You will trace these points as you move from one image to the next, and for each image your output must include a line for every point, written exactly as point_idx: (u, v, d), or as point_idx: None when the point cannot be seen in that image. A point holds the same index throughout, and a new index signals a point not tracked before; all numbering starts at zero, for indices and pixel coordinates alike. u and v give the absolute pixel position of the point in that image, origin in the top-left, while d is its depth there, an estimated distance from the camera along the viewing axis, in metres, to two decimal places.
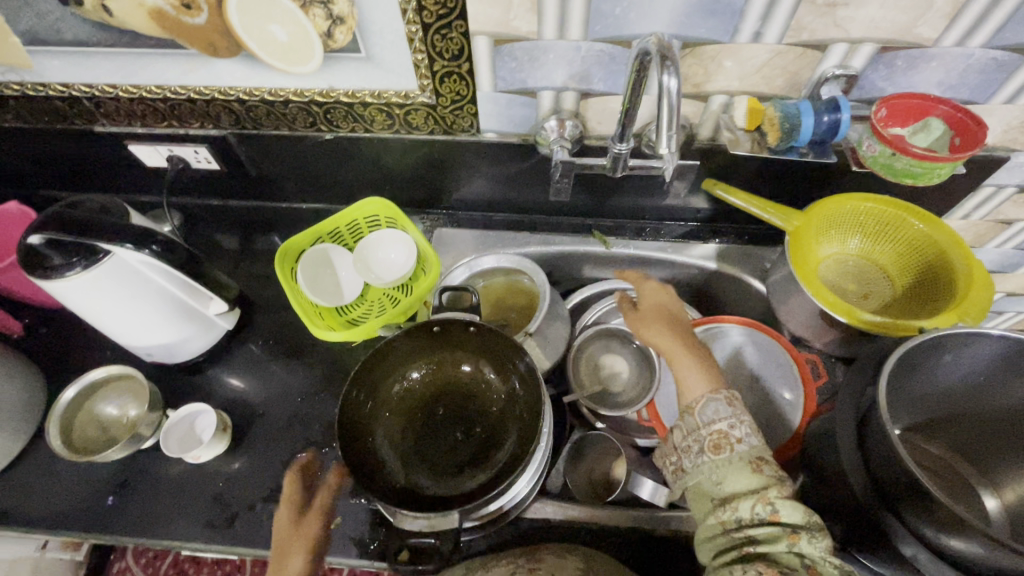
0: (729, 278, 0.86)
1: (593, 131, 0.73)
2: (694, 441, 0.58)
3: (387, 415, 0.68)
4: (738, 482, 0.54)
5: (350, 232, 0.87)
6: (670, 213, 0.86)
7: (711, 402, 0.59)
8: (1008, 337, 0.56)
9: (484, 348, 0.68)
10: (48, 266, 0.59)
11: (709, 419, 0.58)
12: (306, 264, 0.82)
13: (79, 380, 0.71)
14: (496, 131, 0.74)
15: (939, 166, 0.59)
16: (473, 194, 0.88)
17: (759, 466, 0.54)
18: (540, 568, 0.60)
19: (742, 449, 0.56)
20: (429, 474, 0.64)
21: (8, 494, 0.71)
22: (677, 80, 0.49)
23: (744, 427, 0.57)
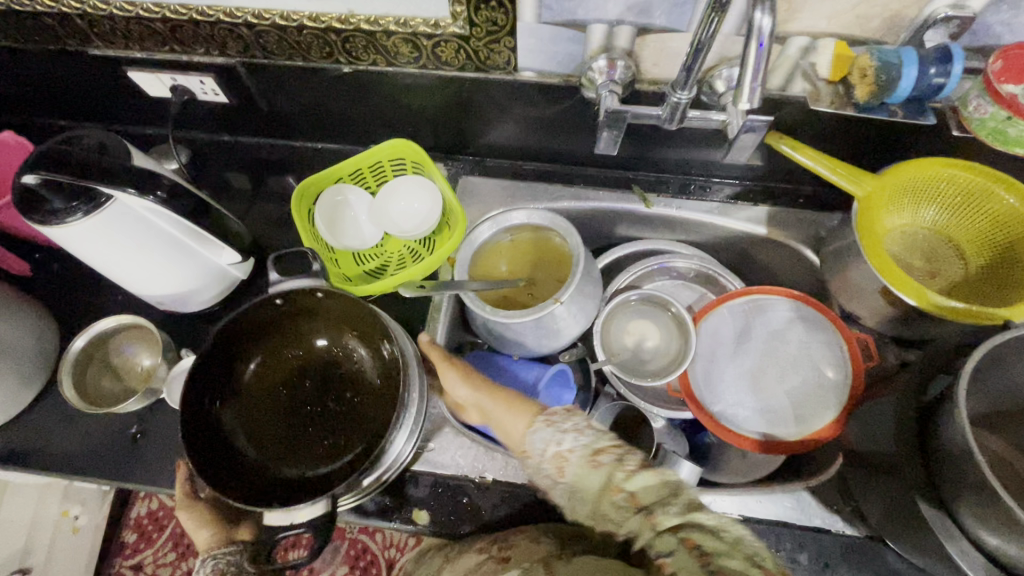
0: (779, 245, 0.79)
1: (645, 75, 0.64)
2: (546, 474, 0.56)
3: (240, 410, 0.61)
4: (588, 486, 0.52)
5: (371, 175, 0.80)
6: (720, 169, 0.78)
7: (536, 434, 0.56)
8: None
9: (337, 310, 0.64)
10: (47, 209, 0.54)
11: (541, 449, 0.56)
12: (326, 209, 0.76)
13: (87, 329, 0.68)
14: (535, 70, 0.66)
15: None
16: (503, 139, 0.80)
17: (596, 459, 0.53)
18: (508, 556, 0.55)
19: (576, 456, 0.54)
20: (312, 460, 0.59)
21: (29, 438, 0.70)
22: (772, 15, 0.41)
23: (568, 434, 0.55)
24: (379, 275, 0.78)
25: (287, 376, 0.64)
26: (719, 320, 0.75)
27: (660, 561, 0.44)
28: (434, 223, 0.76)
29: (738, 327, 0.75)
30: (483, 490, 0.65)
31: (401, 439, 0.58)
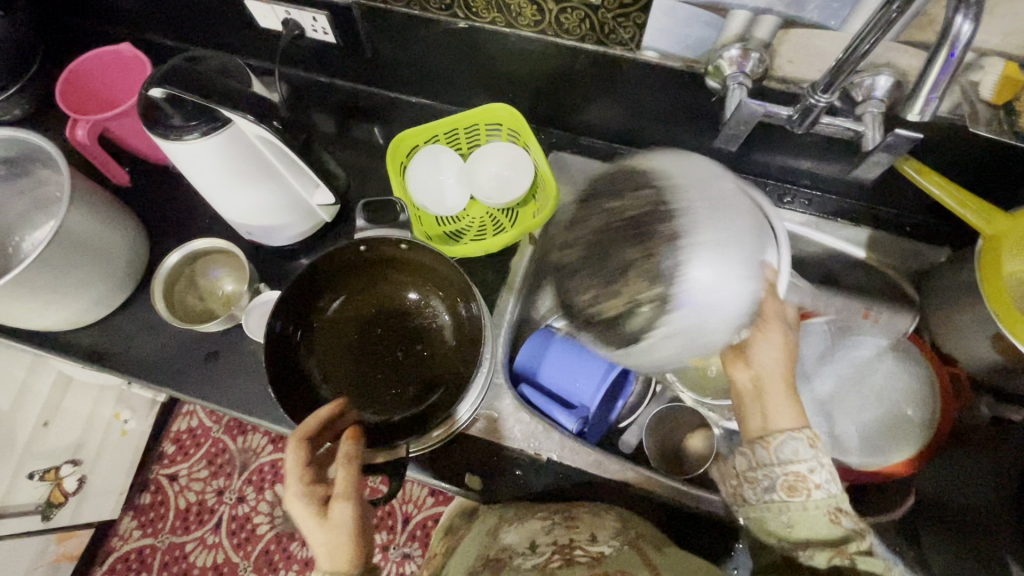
0: (874, 270, 0.75)
1: (777, 71, 0.61)
2: (768, 478, 0.55)
3: (316, 350, 0.62)
4: (813, 529, 0.52)
5: (466, 137, 0.80)
6: (827, 182, 0.74)
7: (790, 440, 0.54)
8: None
9: (417, 264, 0.63)
10: (169, 125, 0.55)
11: (785, 458, 0.54)
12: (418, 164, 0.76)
13: (182, 246, 0.71)
14: (659, 49, 0.63)
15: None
16: (601, 119, 0.77)
17: (835, 516, 0.52)
18: (578, 525, 0.57)
19: (822, 495, 0.52)
20: (382, 407, 0.61)
21: (113, 339, 0.73)
22: (975, 23, 0.40)
23: (819, 471, 0.53)
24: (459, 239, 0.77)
25: (363, 322, 0.64)
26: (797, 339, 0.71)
27: None
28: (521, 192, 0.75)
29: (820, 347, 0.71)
30: (538, 469, 0.66)
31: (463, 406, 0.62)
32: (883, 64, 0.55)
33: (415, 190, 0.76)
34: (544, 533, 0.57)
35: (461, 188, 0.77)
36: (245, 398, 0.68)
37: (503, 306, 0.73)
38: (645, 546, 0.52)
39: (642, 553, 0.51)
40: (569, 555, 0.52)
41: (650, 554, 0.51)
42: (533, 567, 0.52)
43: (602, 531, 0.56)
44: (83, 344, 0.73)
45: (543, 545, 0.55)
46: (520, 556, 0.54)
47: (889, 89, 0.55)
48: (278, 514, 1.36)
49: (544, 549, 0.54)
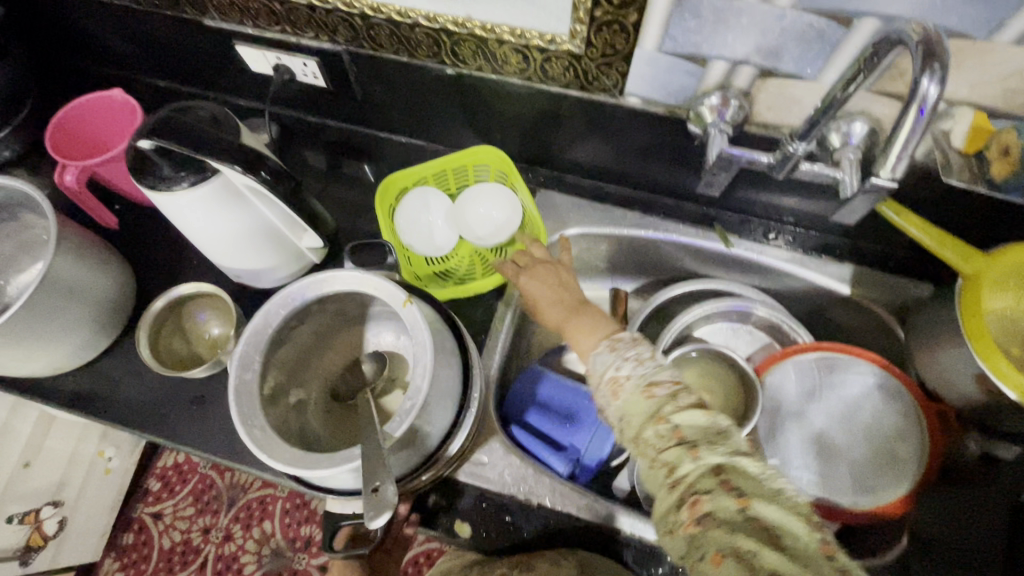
0: (859, 306, 0.76)
1: (757, 117, 0.62)
2: (601, 395, 0.56)
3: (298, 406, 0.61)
4: (637, 408, 0.52)
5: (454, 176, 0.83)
6: (810, 220, 0.75)
7: (600, 356, 0.59)
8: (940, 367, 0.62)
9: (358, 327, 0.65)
10: (157, 175, 0.56)
11: (601, 368, 0.57)
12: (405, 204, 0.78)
13: (168, 291, 0.69)
14: (641, 96, 0.64)
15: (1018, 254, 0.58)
16: (589, 159, 0.79)
17: (650, 391, 0.52)
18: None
19: (633, 379, 0.54)
20: None
21: (96, 384, 0.72)
22: (941, 86, 0.41)
23: (629, 364, 0.55)
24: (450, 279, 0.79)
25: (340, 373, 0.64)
26: (782, 376, 0.72)
27: (694, 500, 0.45)
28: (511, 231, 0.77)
29: (806, 385, 0.71)
30: (527, 515, 0.64)
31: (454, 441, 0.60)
32: (857, 112, 0.57)
33: (404, 231, 0.77)
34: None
35: (449, 228, 0.78)
36: (231, 443, 0.67)
37: (492, 346, 0.73)
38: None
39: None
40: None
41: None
42: None
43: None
44: (65, 391, 0.72)
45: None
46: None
47: (865, 134, 0.56)
48: (264, 553, 1.32)
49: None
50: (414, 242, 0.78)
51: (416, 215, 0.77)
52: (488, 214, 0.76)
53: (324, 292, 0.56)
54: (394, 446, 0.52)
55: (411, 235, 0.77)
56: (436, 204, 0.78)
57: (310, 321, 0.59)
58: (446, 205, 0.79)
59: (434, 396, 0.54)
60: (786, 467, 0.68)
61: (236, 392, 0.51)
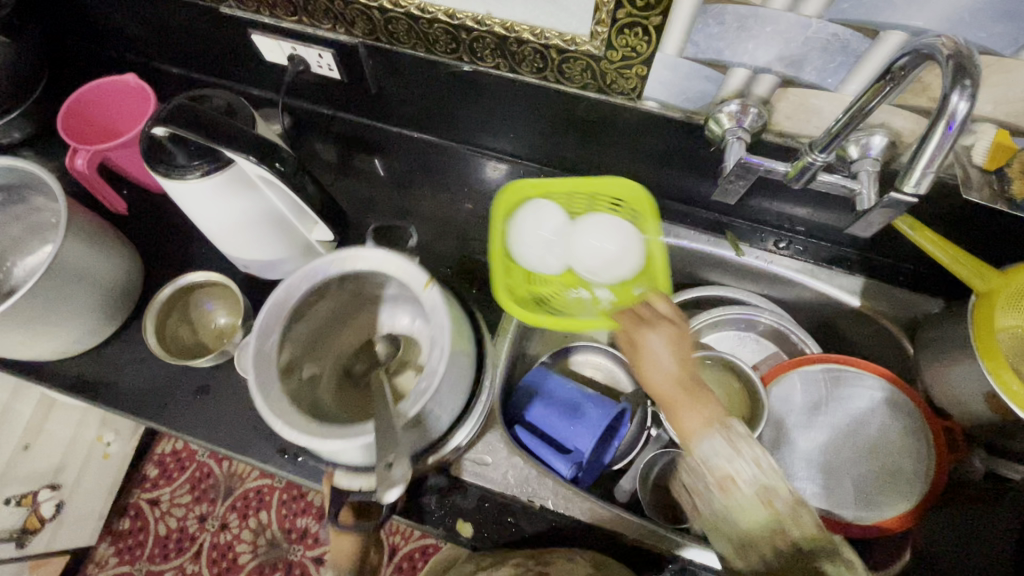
0: (868, 319, 0.75)
1: (776, 125, 0.62)
2: (698, 480, 0.46)
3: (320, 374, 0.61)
4: (750, 514, 0.43)
5: (601, 202, 0.79)
6: (823, 230, 0.75)
7: (711, 442, 0.46)
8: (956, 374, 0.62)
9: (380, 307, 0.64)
10: (171, 163, 0.56)
11: (710, 461, 0.45)
12: (524, 217, 0.77)
13: (175, 279, 0.69)
14: (659, 100, 0.64)
15: None
16: (603, 162, 0.78)
17: (769, 499, 0.43)
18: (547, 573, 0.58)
19: (749, 484, 0.43)
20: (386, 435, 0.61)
21: (100, 370, 0.72)
22: (971, 102, 0.41)
23: (745, 461, 0.44)
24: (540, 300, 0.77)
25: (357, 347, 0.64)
26: (789, 388, 0.71)
27: None
28: (617, 271, 0.74)
29: (812, 397, 0.71)
30: (529, 517, 0.64)
31: (460, 433, 0.61)
32: (877, 125, 0.56)
33: (512, 244, 0.77)
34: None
35: (556, 247, 0.76)
36: (236, 434, 0.67)
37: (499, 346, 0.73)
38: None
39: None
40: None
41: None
42: None
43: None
44: (70, 376, 0.72)
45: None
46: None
47: (883, 148, 0.57)
48: (260, 544, 1.32)
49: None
50: (519, 256, 0.77)
51: (528, 230, 0.76)
52: (601, 246, 0.73)
53: (346, 269, 0.55)
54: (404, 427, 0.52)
55: (521, 247, 0.76)
56: (546, 225, 0.76)
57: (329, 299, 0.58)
58: (562, 224, 0.76)
59: (451, 379, 0.53)
60: (792, 477, 0.68)
61: (253, 360, 0.51)
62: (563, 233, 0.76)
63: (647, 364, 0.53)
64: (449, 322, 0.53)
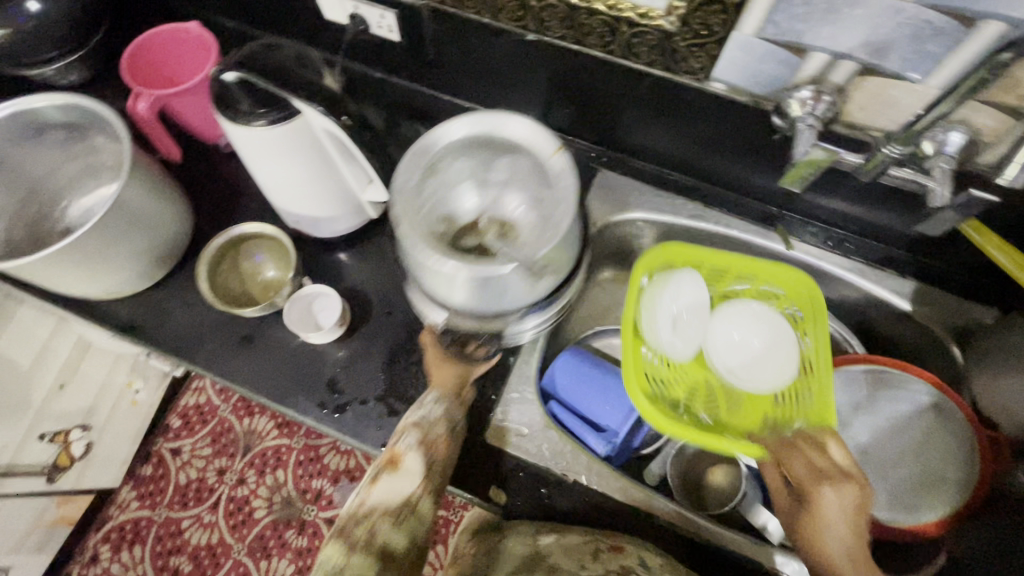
0: (915, 324, 0.74)
1: (847, 116, 0.60)
2: None
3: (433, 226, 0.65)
4: None
5: (735, 291, 0.76)
6: (879, 230, 0.73)
7: None
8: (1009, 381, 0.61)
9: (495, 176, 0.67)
10: (237, 110, 0.56)
11: None
12: (665, 287, 0.72)
13: (229, 229, 0.70)
14: (728, 82, 0.62)
15: None
16: (658, 145, 0.77)
17: None
18: (625, 547, 0.60)
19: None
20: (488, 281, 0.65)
21: (147, 313, 0.74)
22: None
23: None
24: (662, 385, 0.71)
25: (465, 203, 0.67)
26: (831, 387, 0.70)
27: None
28: (766, 373, 0.70)
29: (853, 398, 0.70)
30: (559, 489, 0.65)
31: (532, 321, 0.64)
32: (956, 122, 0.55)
33: (649, 313, 0.71)
34: (591, 555, 0.59)
35: (685, 331, 0.71)
36: (278, 385, 0.68)
37: None
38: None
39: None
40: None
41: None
42: None
43: (648, 555, 0.59)
44: (119, 317, 0.74)
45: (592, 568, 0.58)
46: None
47: (961, 146, 0.53)
48: (275, 501, 1.35)
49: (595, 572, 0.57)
50: (649, 333, 0.71)
51: (666, 304, 0.72)
52: (745, 341, 0.71)
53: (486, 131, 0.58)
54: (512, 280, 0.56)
55: (649, 322, 0.71)
56: (695, 308, 0.72)
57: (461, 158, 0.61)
58: (698, 302, 0.72)
59: (556, 256, 0.57)
60: None
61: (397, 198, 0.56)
62: (700, 323, 0.72)
63: (816, 516, 0.52)
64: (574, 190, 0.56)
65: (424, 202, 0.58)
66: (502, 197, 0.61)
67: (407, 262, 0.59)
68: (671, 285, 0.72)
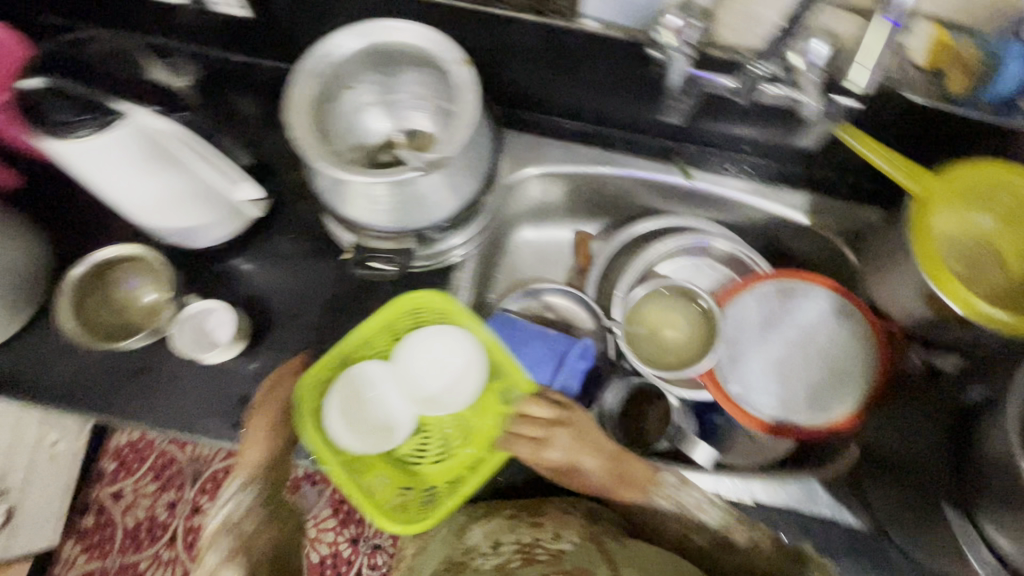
0: (815, 234, 0.77)
1: (719, 39, 0.59)
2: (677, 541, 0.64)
3: None
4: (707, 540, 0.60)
5: (375, 339, 0.66)
6: (770, 150, 0.75)
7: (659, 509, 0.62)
8: (897, 274, 0.65)
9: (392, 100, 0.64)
10: (49, 120, 0.49)
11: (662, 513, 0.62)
12: (337, 401, 0.62)
13: (86, 258, 0.63)
14: (600, 20, 0.61)
15: (984, 174, 0.61)
16: (548, 94, 0.74)
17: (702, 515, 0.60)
18: (543, 523, 0.64)
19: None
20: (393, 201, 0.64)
21: (21, 364, 0.66)
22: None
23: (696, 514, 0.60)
24: (411, 459, 0.65)
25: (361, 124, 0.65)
26: (745, 307, 0.73)
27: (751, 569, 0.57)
28: (469, 385, 0.65)
29: (766, 313, 0.73)
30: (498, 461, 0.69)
31: (457, 235, 0.67)
32: (820, 30, 0.55)
33: (339, 427, 0.62)
34: (508, 531, 0.63)
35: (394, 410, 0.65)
36: (186, 414, 0.63)
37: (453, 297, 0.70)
38: (605, 540, 0.61)
39: (600, 549, 0.60)
40: (530, 553, 0.60)
41: (611, 549, 0.60)
42: (492, 568, 0.60)
43: (565, 528, 0.63)
44: None
45: (507, 542, 0.62)
46: (485, 556, 0.61)
47: (824, 55, 0.52)
48: None
49: (508, 549, 0.61)
50: (369, 448, 0.63)
51: (348, 399, 0.63)
52: (443, 359, 0.65)
53: (387, 41, 0.56)
54: (426, 182, 0.55)
55: (363, 441, 0.62)
56: (374, 377, 0.65)
57: (359, 74, 0.60)
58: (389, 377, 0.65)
59: (464, 164, 0.57)
60: (746, 390, 0.70)
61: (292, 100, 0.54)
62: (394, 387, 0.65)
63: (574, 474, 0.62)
64: (478, 109, 0.54)
65: (326, 120, 0.58)
66: (409, 111, 0.65)
67: (319, 185, 0.58)
68: (345, 383, 0.63)
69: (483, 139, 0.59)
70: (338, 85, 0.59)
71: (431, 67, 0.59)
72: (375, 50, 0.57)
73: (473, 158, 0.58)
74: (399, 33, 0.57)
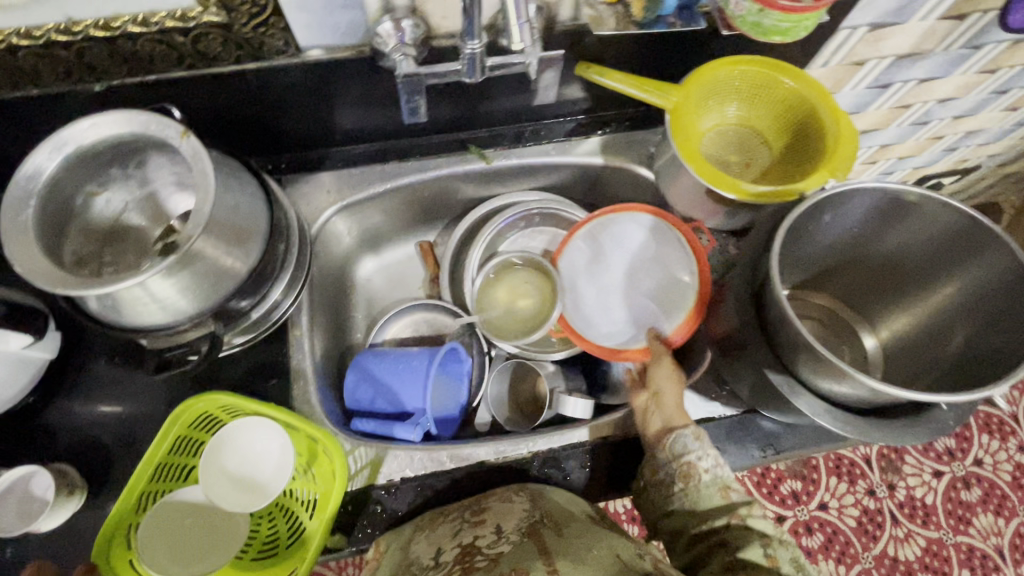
0: (617, 170, 0.82)
1: (438, 29, 0.61)
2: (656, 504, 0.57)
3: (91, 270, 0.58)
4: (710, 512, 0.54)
5: (184, 452, 0.61)
6: (548, 110, 0.78)
7: (680, 436, 0.57)
8: (683, 182, 0.70)
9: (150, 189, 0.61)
10: None
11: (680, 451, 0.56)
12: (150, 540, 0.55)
13: None
14: (321, 45, 0.60)
15: (716, 71, 0.67)
16: (320, 129, 0.73)
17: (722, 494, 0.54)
18: (485, 519, 0.58)
19: (710, 478, 0.55)
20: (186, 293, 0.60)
21: None
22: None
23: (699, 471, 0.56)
24: (265, 558, 0.59)
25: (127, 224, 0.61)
26: (574, 254, 0.77)
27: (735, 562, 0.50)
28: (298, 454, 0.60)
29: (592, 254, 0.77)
30: (394, 493, 0.64)
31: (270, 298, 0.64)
32: None
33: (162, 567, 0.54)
34: (450, 535, 0.57)
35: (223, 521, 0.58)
36: None
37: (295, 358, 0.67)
38: (546, 529, 0.54)
39: (538, 541, 0.52)
40: (469, 560, 0.53)
41: (549, 539, 0.52)
42: None
43: (507, 520, 0.57)
44: None
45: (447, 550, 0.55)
46: (426, 570, 0.53)
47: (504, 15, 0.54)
48: None
49: (449, 556, 0.54)
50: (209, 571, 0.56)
51: (166, 531, 0.56)
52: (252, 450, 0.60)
53: (99, 136, 0.53)
54: (191, 264, 0.52)
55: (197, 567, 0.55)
56: (189, 493, 0.58)
57: (94, 177, 0.56)
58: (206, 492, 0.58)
59: (227, 231, 0.54)
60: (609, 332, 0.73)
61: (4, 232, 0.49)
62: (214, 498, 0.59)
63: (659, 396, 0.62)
64: (211, 175, 0.51)
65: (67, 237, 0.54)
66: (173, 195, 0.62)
67: (82, 306, 0.53)
68: (156, 516, 0.56)
69: (249, 197, 0.58)
70: (70, 198, 0.55)
71: (163, 146, 0.56)
72: (92, 151, 0.54)
73: (237, 222, 0.55)
74: (97, 129, 0.53)
